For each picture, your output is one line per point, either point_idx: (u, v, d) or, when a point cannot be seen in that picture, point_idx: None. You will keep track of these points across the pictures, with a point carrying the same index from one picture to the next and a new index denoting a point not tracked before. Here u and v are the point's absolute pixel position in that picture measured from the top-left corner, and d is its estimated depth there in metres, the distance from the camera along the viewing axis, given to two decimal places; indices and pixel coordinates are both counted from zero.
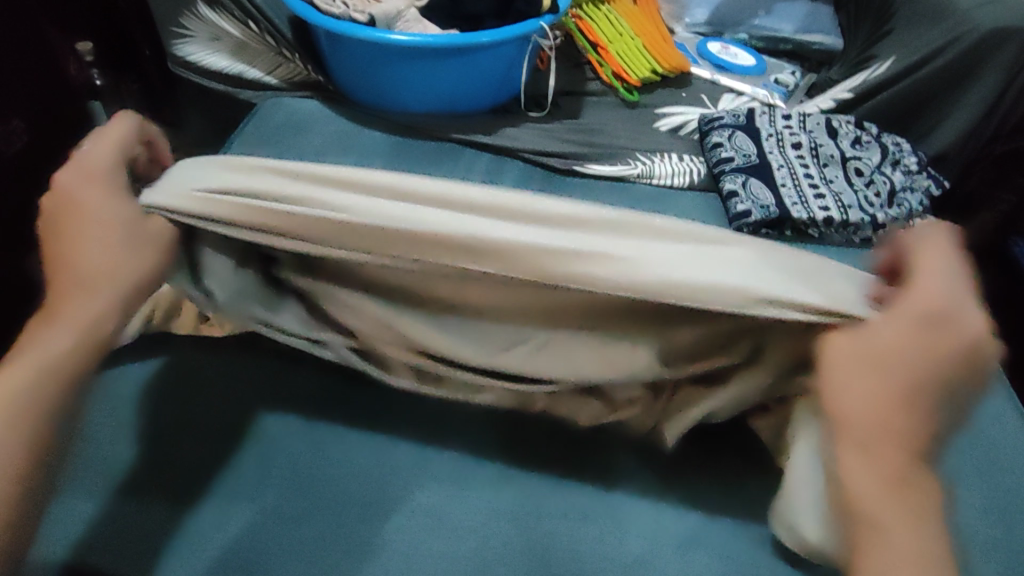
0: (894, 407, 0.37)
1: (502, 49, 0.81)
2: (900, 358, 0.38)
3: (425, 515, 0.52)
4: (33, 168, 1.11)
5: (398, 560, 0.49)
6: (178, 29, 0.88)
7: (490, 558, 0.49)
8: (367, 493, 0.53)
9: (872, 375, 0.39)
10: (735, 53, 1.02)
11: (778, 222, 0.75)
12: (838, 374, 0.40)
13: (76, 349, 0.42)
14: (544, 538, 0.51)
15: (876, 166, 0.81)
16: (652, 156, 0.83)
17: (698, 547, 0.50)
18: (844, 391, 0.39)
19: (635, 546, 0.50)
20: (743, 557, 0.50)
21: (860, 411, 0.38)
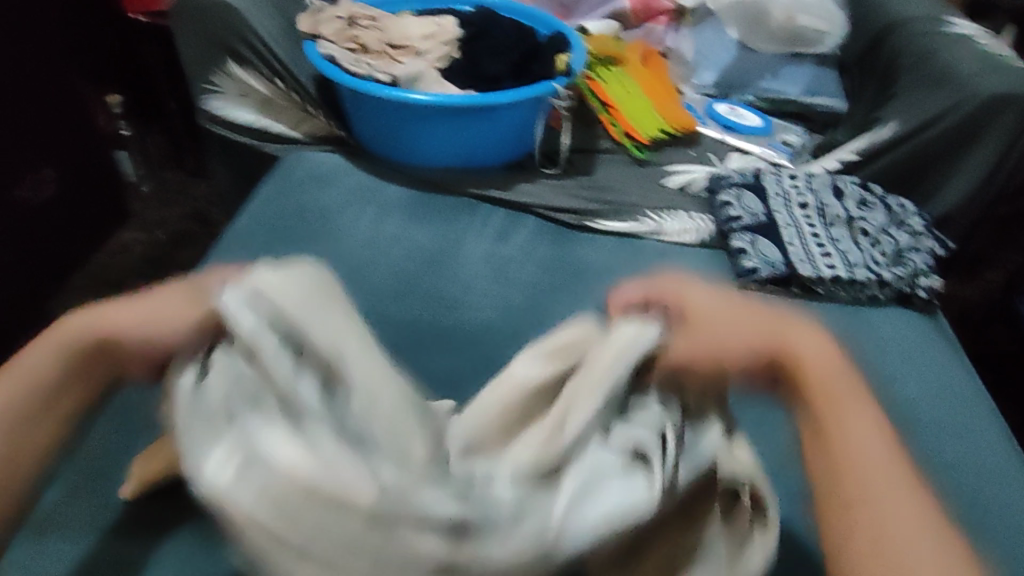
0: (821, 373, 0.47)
1: (518, 110, 0.85)
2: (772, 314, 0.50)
3: None
4: (59, 215, 1.14)
5: None
6: (206, 85, 0.92)
7: None
8: None
9: (731, 340, 0.48)
10: (742, 114, 1.05)
11: (785, 280, 0.77)
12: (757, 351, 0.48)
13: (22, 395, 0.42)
14: None
15: (881, 226, 0.82)
16: (662, 213, 0.85)
17: None
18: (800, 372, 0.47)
19: None
20: None
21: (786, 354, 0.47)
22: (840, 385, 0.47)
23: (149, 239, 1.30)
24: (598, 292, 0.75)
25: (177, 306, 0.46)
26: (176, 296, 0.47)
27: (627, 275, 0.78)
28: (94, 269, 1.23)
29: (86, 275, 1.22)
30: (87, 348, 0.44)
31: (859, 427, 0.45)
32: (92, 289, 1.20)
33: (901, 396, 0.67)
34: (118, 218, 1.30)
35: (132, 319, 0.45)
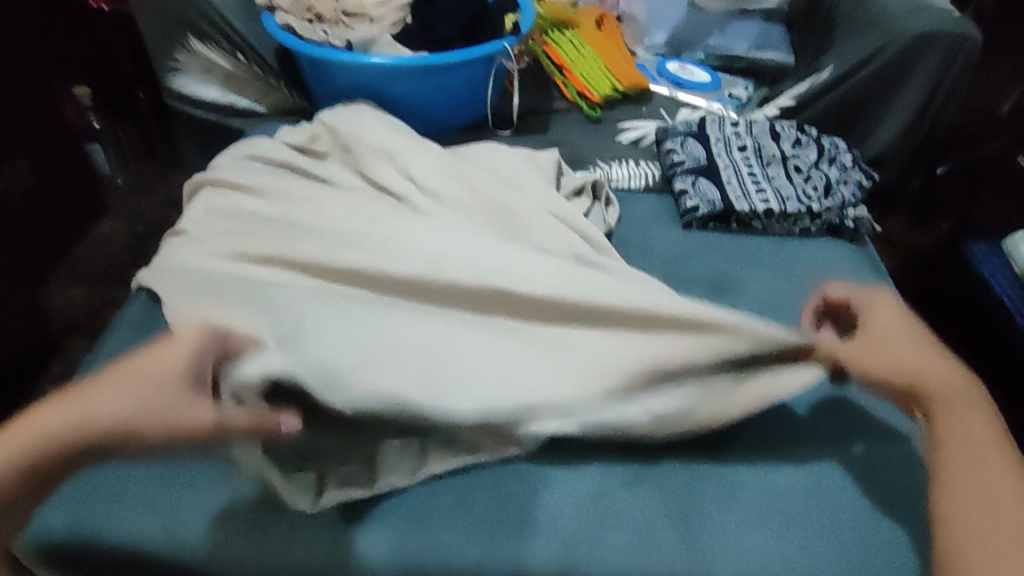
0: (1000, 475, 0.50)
1: (466, 69, 0.89)
2: (965, 411, 0.53)
3: (420, 500, 0.57)
4: (39, 201, 1.18)
5: (401, 545, 0.55)
6: (171, 64, 0.96)
7: (473, 526, 0.56)
8: (419, 532, 0.55)
9: (889, 356, 0.56)
10: (692, 71, 1.10)
11: (724, 215, 0.82)
12: (943, 417, 0.53)
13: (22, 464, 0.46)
14: (518, 509, 0.57)
15: (813, 163, 0.88)
16: (611, 162, 0.91)
17: (644, 485, 0.59)
18: (964, 465, 0.51)
19: (628, 544, 0.55)
20: (682, 492, 0.59)
21: (956, 453, 0.51)
22: (971, 433, 0.52)
23: (127, 228, 1.35)
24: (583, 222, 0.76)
25: (163, 407, 0.46)
26: (170, 396, 0.46)
27: (659, 256, 0.79)
28: (78, 259, 1.28)
29: (70, 266, 1.27)
30: (85, 447, 0.46)
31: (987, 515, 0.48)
32: (77, 278, 1.26)
33: None
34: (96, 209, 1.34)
35: (122, 413, 0.46)
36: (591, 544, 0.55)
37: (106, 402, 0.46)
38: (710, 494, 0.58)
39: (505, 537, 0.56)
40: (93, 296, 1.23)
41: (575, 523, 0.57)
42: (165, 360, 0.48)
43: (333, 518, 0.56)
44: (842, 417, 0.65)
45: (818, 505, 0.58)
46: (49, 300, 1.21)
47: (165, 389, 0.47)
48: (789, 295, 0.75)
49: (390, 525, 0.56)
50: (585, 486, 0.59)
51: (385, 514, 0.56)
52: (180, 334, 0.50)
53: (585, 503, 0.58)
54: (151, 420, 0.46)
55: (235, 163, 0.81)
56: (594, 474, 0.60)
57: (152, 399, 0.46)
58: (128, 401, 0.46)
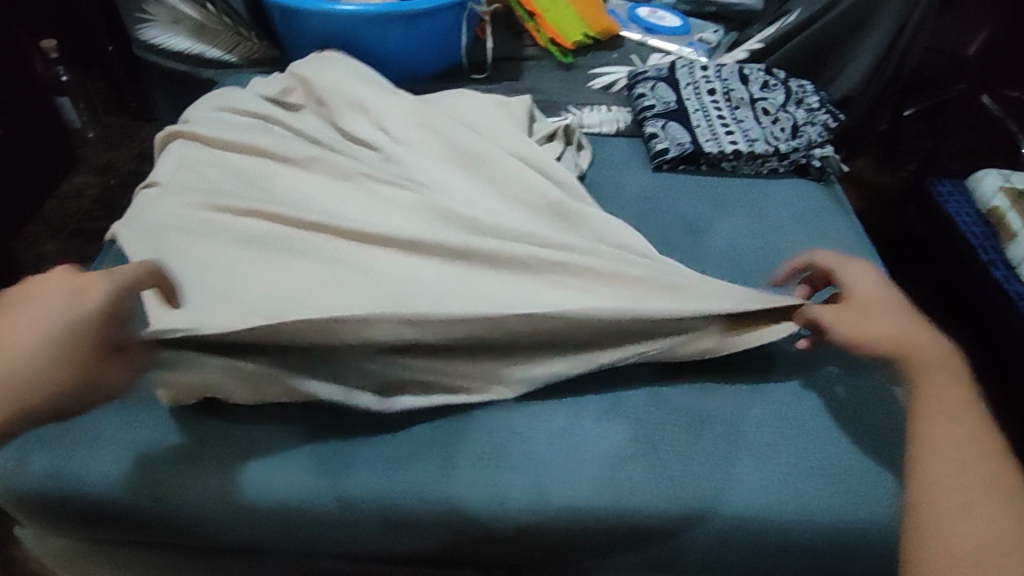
0: (978, 444, 0.47)
1: (437, 17, 0.90)
2: (947, 382, 0.50)
3: (402, 440, 0.59)
4: (9, 156, 1.17)
5: (381, 482, 0.57)
6: (141, 14, 0.95)
7: (453, 457, 0.58)
8: (396, 470, 0.57)
9: (875, 325, 0.54)
10: (663, 16, 1.10)
11: (693, 157, 0.84)
12: (928, 387, 0.50)
13: None
14: (495, 443, 0.59)
15: (781, 105, 0.90)
16: (583, 108, 0.92)
17: (615, 415, 0.61)
18: (939, 431, 0.47)
19: (597, 473, 0.57)
20: (651, 420, 0.61)
21: (933, 420, 0.48)
22: (955, 404, 0.49)
23: (99, 183, 1.34)
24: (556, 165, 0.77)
25: (77, 365, 0.46)
26: (79, 354, 0.46)
27: (631, 198, 0.81)
28: (49, 215, 1.28)
29: (42, 221, 1.27)
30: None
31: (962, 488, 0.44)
32: (49, 233, 1.25)
33: (795, 249, 0.76)
34: (67, 164, 1.33)
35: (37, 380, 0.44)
36: (560, 474, 0.57)
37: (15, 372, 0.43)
38: (678, 425, 0.61)
39: (479, 467, 0.58)
40: (67, 251, 1.22)
41: (548, 453, 0.59)
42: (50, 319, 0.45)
43: (315, 455, 0.58)
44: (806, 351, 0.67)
45: (778, 428, 0.61)
46: (22, 255, 1.21)
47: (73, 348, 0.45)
48: (755, 233, 0.77)
49: (367, 462, 0.58)
50: (559, 418, 0.61)
51: (367, 452, 0.58)
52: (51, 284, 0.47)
53: (557, 434, 0.60)
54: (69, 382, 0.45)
55: (208, 113, 0.81)
56: (568, 409, 0.62)
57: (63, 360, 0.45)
58: (33, 372, 0.44)
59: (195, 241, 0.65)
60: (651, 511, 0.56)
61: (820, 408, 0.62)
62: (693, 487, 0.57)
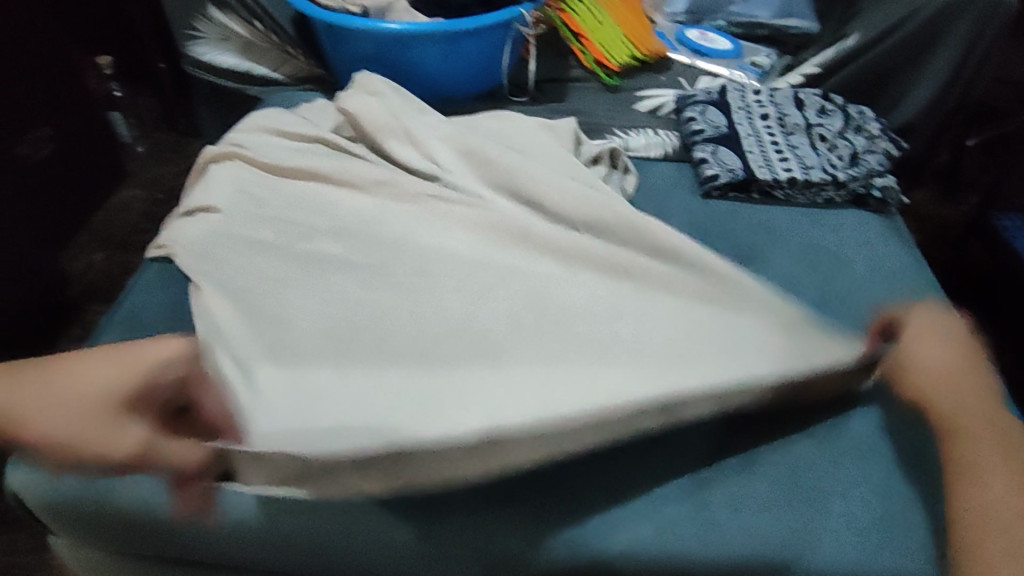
0: (1016, 493, 0.52)
1: (484, 37, 0.88)
2: (989, 437, 0.55)
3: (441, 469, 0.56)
4: (62, 168, 1.19)
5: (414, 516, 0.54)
6: (192, 32, 0.97)
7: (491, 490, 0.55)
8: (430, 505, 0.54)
9: (932, 379, 0.60)
10: (713, 39, 1.07)
11: (744, 184, 0.81)
12: (966, 442, 0.56)
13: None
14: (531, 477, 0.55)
15: (839, 131, 0.86)
16: (629, 131, 0.90)
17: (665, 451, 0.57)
18: (989, 489, 0.52)
19: (641, 520, 0.54)
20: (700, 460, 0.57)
21: (977, 477, 0.53)
22: (998, 460, 0.54)
23: (145, 197, 1.36)
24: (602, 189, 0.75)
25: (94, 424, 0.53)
26: (96, 414, 0.53)
27: (681, 227, 0.78)
28: (97, 226, 1.30)
29: (91, 232, 1.29)
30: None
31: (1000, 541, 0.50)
32: (97, 245, 1.27)
33: (853, 282, 0.72)
34: (117, 177, 1.35)
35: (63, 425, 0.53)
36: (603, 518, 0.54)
37: (82, 399, 0.54)
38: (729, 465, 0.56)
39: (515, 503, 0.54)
40: (113, 262, 1.24)
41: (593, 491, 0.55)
42: (100, 369, 0.56)
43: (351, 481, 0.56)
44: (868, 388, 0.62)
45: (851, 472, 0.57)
46: (70, 264, 1.23)
47: (101, 407, 0.54)
48: (811, 266, 0.74)
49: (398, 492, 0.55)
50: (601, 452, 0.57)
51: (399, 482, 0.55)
52: (134, 348, 0.58)
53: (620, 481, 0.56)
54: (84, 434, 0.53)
55: (249, 131, 0.81)
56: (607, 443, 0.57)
57: (89, 417, 0.53)
58: (74, 416, 0.53)
59: (240, 279, 0.65)
60: (716, 565, 0.53)
61: (881, 453, 0.58)
62: (761, 536, 0.53)
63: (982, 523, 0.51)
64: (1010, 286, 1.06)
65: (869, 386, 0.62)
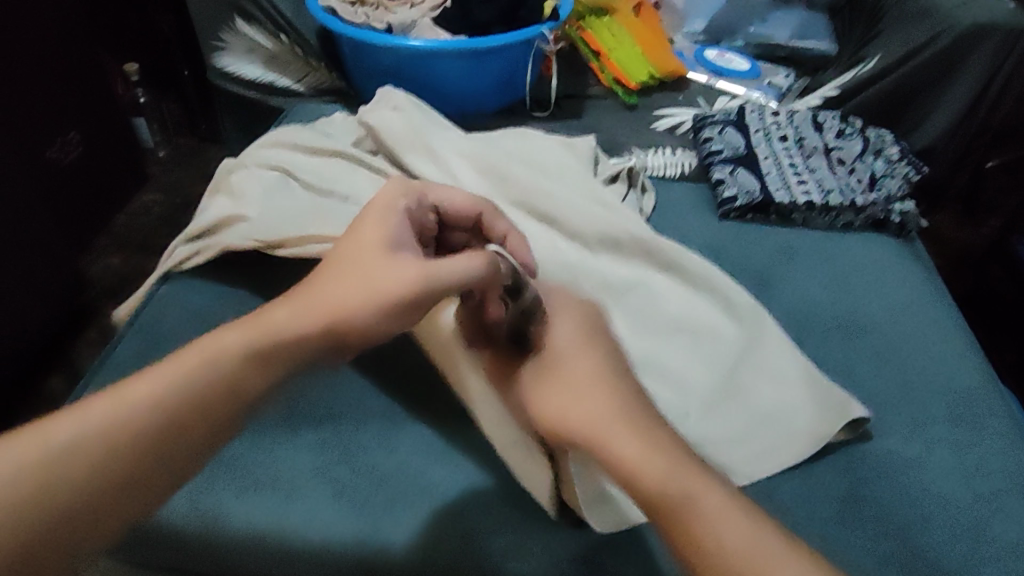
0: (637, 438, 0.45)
1: (506, 55, 0.89)
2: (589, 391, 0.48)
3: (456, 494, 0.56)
4: (86, 173, 1.21)
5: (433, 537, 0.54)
6: (217, 43, 0.98)
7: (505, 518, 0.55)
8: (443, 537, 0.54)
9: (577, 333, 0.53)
10: (731, 59, 1.08)
11: (763, 206, 0.81)
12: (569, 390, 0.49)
13: (207, 367, 0.44)
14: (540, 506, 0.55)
15: (858, 155, 0.86)
16: (647, 150, 0.90)
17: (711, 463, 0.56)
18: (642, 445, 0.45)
19: None
20: None
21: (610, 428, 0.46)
22: (596, 406, 0.47)
23: (164, 201, 1.37)
24: (620, 206, 0.75)
25: (372, 277, 0.48)
26: (355, 270, 0.49)
27: (699, 248, 0.78)
28: (118, 228, 1.31)
29: (110, 235, 1.30)
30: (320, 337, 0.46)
31: (672, 499, 0.42)
32: (116, 247, 1.28)
33: (869, 309, 0.72)
34: (138, 181, 1.37)
35: (357, 303, 0.47)
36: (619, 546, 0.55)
37: (349, 284, 0.48)
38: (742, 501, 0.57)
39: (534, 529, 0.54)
40: (131, 265, 1.25)
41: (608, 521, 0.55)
42: (353, 250, 0.50)
43: (363, 500, 0.56)
44: (882, 420, 0.62)
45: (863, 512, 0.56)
46: (88, 267, 1.24)
47: (374, 257, 0.49)
48: (827, 289, 0.74)
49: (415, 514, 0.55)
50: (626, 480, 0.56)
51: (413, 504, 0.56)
52: (354, 228, 0.52)
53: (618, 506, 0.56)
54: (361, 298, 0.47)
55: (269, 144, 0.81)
56: None
57: (367, 271, 0.49)
58: (365, 300, 0.47)
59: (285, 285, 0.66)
60: None
61: (897, 484, 0.58)
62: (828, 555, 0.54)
63: (667, 476, 0.43)
64: None
65: (882, 417, 0.62)
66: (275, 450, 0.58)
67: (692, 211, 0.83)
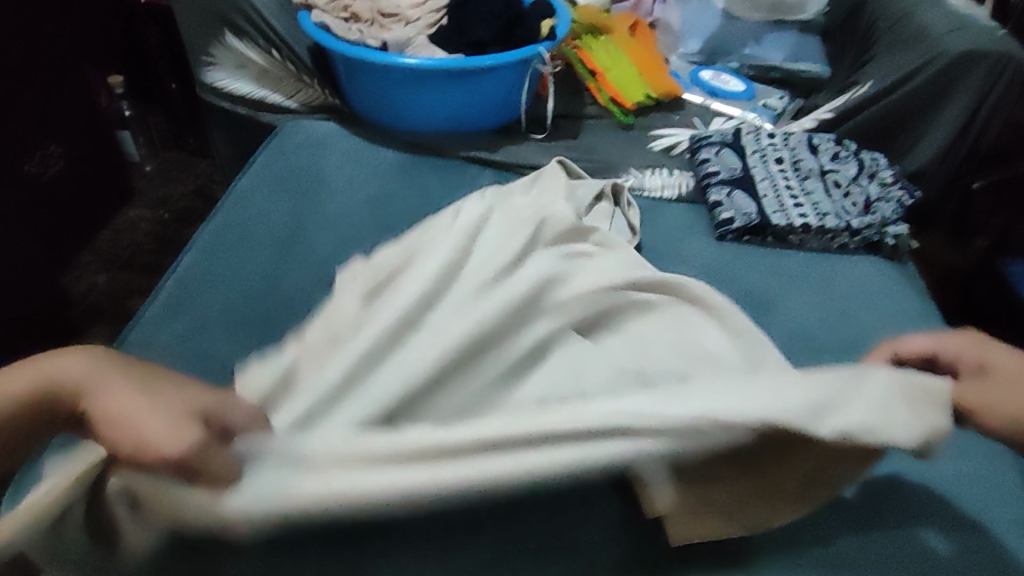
0: None
1: (501, 74, 0.89)
2: None
3: None
4: (68, 188, 1.18)
5: None
6: (206, 58, 0.97)
7: None
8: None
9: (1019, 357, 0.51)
10: (726, 80, 1.08)
11: (759, 229, 0.81)
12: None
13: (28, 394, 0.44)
14: None
15: (853, 178, 0.86)
16: (644, 171, 0.90)
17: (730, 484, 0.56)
18: None
19: None
20: None
21: None
22: None
23: (151, 216, 1.35)
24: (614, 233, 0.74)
25: (156, 427, 0.40)
26: (167, 417, 0.40)
27: (698, 271, 0.77)
28: (102, 245, 1.28)
29: (95, 251, 1.27)
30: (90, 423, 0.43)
31: None
32: (101, 264, 1.25)
33: (861, 330, 0.72)
34: (124, 196, 1.34)
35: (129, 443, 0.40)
36: None
37: (146, 418, 0.40)
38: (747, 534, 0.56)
39: None
40: (115, 283, 1.22)
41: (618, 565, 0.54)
42: (158, 409, 0.41)
43: None
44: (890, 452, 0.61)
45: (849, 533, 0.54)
46: (71, 284, 1.21)
47: (184, 421, 0.41)
48: (821, 314, 0.73)
49: None
50: None
51: None
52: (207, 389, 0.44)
53: None
54: (134, 437, 0.40)
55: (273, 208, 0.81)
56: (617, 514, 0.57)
57: (168, 412, 0.41)
58: (133, 443, 0.40)
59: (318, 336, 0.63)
60: None
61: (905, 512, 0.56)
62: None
63: None
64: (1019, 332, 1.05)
65: None
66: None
67: (690, 233, 0.82)
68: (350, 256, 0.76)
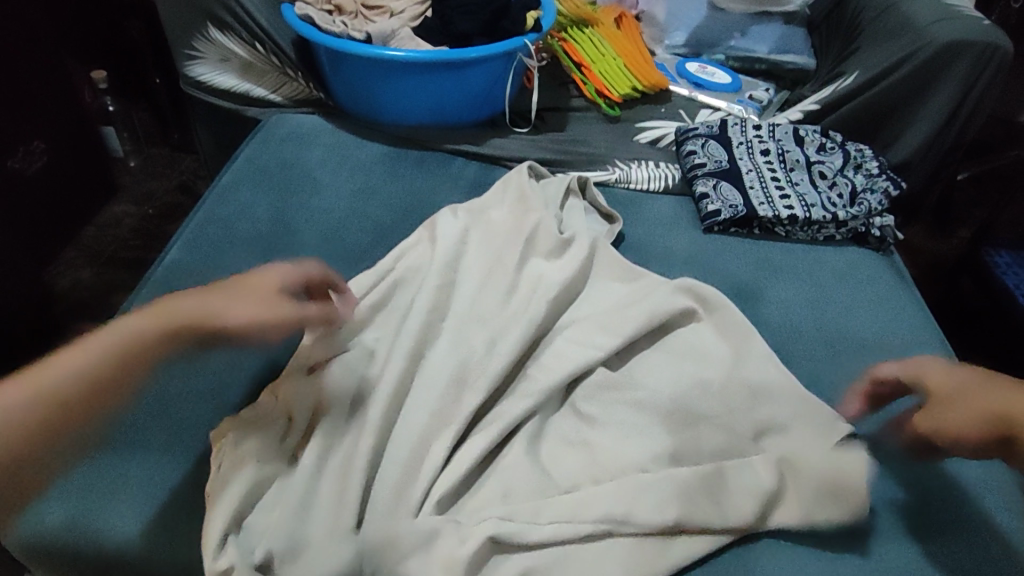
0: None
1: (487, 66, 0.88)
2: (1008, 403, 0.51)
3: None
4: (51, 183, 1.17)
5: None
6: (189, 51, 0.96)
7: None
8: None
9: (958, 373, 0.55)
10: (713, 72, 1.08)
11: (746, 221, 0.81)
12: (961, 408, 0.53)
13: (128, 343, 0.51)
14: None
15: (838, 169, 0.86)
16: (630, 163, 0.89)
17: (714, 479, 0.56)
18: None
19: None
20: None
21: None
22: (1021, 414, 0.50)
23: (135, 212, 1.34)
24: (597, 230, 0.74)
25: (261, 303, 0.55)
26: (260, 295, 0.55)
27: (685, 263, 0.77)
28: (87, 241, 1.27)
29: (78, 247, 1.26)
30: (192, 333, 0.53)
31: None
32: (85, 260, 1.24)
33: (846, 320, 0.72)
34: (108, 192, 1.33)
35: (248, 314, 0.54)
36: None
37: (242, 303, 0.55)
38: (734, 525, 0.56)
39: None
40: (100, 279, 1.21)
41: None
42: (249, 296, 0.55)
43: None
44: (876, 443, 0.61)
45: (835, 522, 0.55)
46: (55, 281, 1.20)
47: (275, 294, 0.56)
48: (809, 304, 0.73)
49: None
50: None
51: None
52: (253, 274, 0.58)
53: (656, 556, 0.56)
54: (254, 312, 0.54)
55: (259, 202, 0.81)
56: None
57: (261, 298, 0.55)
58: (252, 316, 0.54)
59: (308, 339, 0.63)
60: None
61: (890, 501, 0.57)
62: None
63: None
64: (1002, 321, 1.06)
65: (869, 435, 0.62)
66: (102, 461, 0.55)
67: (677, 225, 0.82)
68: (338, 254, 0.76)
